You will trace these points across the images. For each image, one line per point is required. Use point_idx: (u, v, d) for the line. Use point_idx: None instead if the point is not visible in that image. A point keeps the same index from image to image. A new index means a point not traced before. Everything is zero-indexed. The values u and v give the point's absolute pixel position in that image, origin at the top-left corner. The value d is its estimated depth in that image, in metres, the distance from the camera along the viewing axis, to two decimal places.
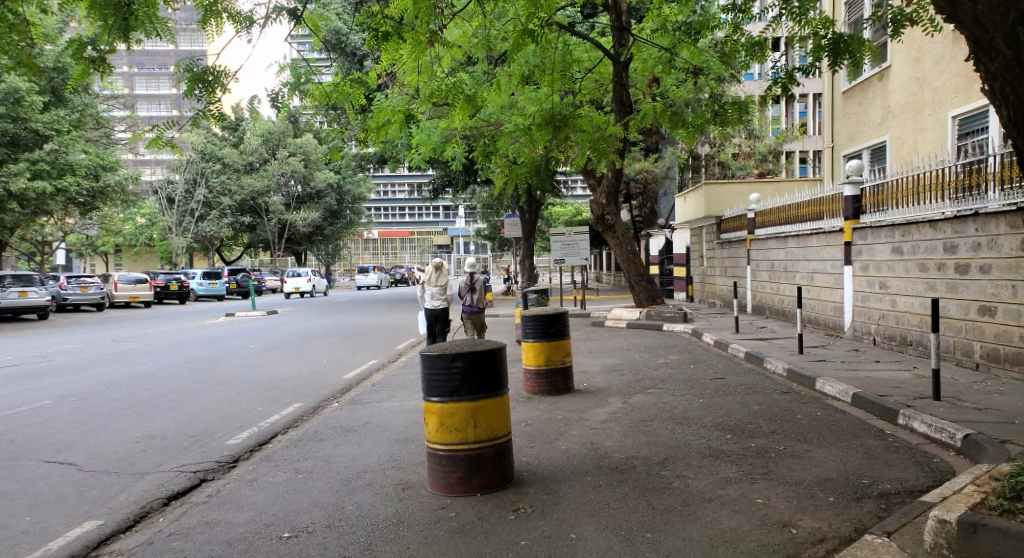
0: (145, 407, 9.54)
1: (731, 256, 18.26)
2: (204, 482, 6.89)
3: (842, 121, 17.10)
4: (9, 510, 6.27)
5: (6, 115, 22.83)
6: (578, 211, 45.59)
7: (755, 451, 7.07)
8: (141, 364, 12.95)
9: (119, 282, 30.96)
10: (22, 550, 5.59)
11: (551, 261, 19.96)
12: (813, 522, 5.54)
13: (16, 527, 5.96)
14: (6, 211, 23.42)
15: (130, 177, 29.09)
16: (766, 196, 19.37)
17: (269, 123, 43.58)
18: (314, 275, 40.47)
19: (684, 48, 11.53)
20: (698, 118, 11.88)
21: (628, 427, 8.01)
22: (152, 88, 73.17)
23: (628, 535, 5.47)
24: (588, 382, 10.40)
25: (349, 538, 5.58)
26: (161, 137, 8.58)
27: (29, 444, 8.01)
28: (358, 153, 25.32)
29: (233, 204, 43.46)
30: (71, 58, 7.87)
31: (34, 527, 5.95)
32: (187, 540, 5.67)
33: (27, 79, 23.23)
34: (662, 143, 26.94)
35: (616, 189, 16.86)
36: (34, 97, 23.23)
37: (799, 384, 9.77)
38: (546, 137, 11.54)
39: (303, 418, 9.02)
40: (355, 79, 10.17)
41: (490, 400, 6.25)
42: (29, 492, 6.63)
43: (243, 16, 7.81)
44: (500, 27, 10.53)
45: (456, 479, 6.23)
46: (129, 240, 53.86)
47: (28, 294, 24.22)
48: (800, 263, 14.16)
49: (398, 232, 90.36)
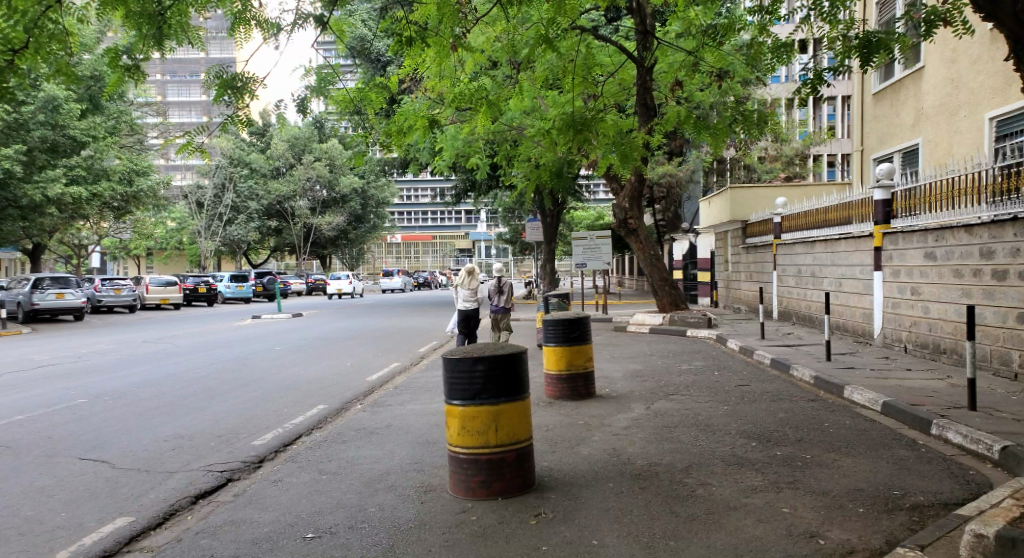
0: (175, 407, 9.59)
1: (757, 261, 18.05)
2: (231, 481, 6.87)
3: (872, 124, 16.85)
4: (45, 505, 6.29)
5: (45, 122, 22.69)
6: (600, 216, 45.39)
7: (782, 459, 6.93)
8: (170, 366, 13.02)
9: (149, 285, 31.34)
10: (56, 545, 5.58)
11: (573, 265, 19.85)
12: (842, 534, 5.41)
13: (51, 522, 5.97)
14: (45, 215, 23.45)
15: (162, 182, 29.42)
16: (792, 200, 19.13)
17: (296, 128, 43.78)
18: (353, 278, 42.24)
19: (708, 52, 11.33)
20: (723, 122, 11.71)
21: (651, 433, 7.90)
22: (184, 94, 74.20)
23: (651, 543, 5.36)
24: (611, 388, 10.28)
25: (372, 540, 5.52)
26: (191, 142, 8.51)
27: (62, 441, 8.05)
28: (383, 157, 25.27)
29: (259, 208, 44.04)
30: (107, 67, 7.87)
31: (68, 523, 5.95)
32: (214, 539, 5.63)
33: (65, 86, 23.07)
34: (687, 146, 26.75)
35: (638, 193, 16.72)
36: (73, 105, 22.92)
37: (827, 391, 9.59)
38: (570, 140, 11.46)
39: (326, 419, 8.99)
40: (380, 84, 10.14)
41: (512, 403, 6.17)
42: (65, 487, 6.66)
43: (269, 23, 7.68)
44: (524, 32, 10.42)
45: (477, 483, 6.15)
46: (160, 244, 54.58)
47: (65, 296, 24.51)
48: (828, 269, 13.95)
49: (421, 237, 90.65)
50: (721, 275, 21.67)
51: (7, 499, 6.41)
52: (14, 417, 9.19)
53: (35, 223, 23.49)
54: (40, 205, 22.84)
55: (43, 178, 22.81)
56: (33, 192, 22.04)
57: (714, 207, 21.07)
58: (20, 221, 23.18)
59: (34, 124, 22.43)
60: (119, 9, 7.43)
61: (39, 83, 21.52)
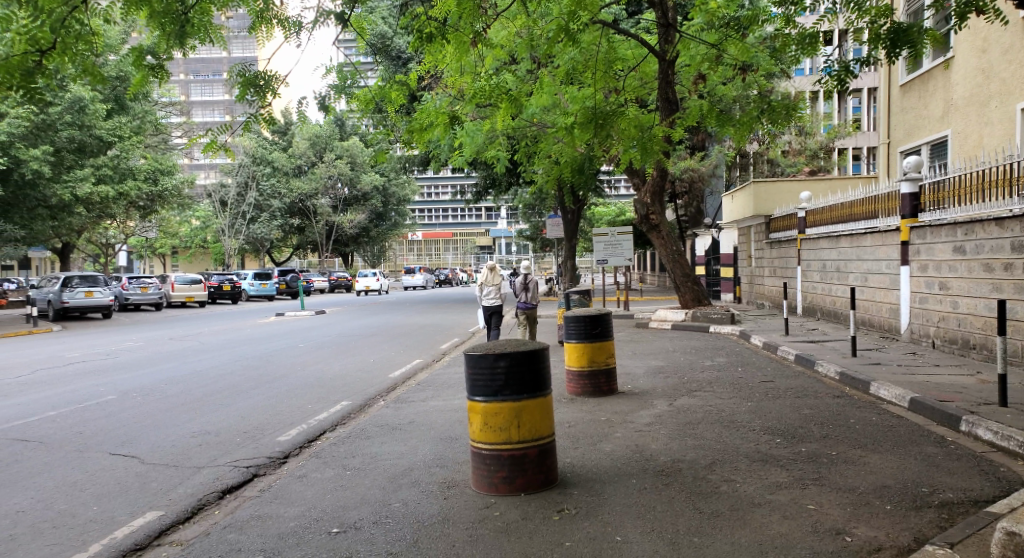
0: (202, 403, 9.69)
1: (781, 256, 17.90)
2: (257, 476, 6.93)
3: (900, 116, 16.65)
4: (77, 499, 6.38)
5: (72, 123, 22.71)
6: (621, 213, 45.31)
7: (806, 456, 6.87)
8: (195, 363, 13.14)
9: (175, 283, 31.66)
10: (90, 537, 5.66)
11: (594, 261, 19.81)
12: (869, 531, 5.35)
13: (84, 515, 6.05)
14: (71, 214, 23.89)
15: (187, 181, 29.71)
16: (817, 195, 18.94)
17: (317, 127, 44.01)
18: (376, 275, 42.47)
19: (731, 45, 11.22)
20: (746, 115, 11.60)
21: (674, 429, 7.87)
22: (207, 94, 74.88)
23: (675, 539, 5.34)
24: (633, 384, 10.25)
25: (396, 535, 5.54)
26: (215, 141, 8.55)
27: (93, 437, 8.16)
28: (403, 155, 25.32)
29: (282, 207, 44.37)
30: (132, 66, 7.93)
31: (101, 516, 6.03)
32: (241, 533, 5.68)
33: (90, 87, 23.16)
34: (710, 140, 26.59)
35: (660, 188, 16.62)
36: (98, 105, 23.06)
37: (853, 388, 9.50)
38: (590, 135, 11.41)
39: (350, 416, 9.04)
40: (401, 81, 10.13)
41: (535, 400, 6.16)
42: (97, 482, 6.75)
43: (291, 21, 7.72)
44: (544, 27, 10.40)
45: (500, 479, 6.16)
46: (185, 242, 55.14)
47: (93, 294, 24.81)
48: (853, 264, 13.81)
49: (442, 234, 90.82)
50: (744, 270, 21.51)
51: (41, 493, 6.51)
52: (46, 413, 9.33)
53: (63, 221, 24.02)
54: (69, 204, 23.35)
55: (72, 178, 23.07)
56: (62, 192, 22.27)
57: (737, 202, 20.92)
58: (50, 221, 23.65)
59: (61, 125, 22.42)
60: (143, 9, 7.50)
61: (65, 84, 21.57)
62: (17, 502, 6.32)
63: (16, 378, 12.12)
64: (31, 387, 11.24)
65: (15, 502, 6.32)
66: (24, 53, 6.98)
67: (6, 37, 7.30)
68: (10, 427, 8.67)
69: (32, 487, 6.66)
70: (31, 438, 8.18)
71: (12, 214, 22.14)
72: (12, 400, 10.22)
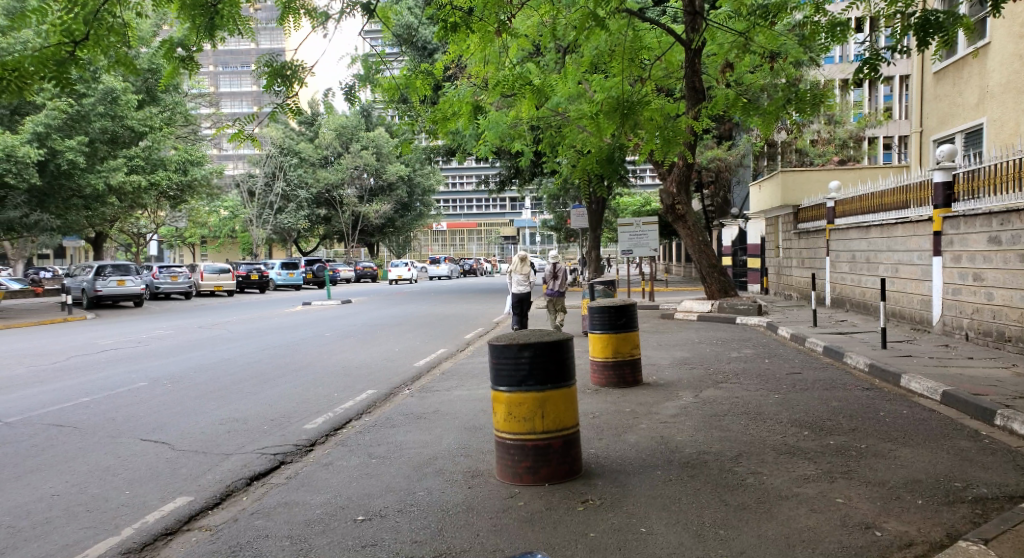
0: (230, 391, 9.77)
1: (809, 247, 17.67)
2: (284, 464, 6.97)
3: (933, 104, 16.36)
4: (110, 483, 6.46)
5: (105, 113, 22.91)
6: (646, 202, 45.08)
7: (834, 449, 6.78)
8: (223, 351, 13.24)
9: (205, 273, 31.99)
10: (122, 521, 5.73)
11: (618, 252, 19.70)
12: (900, 526, 5.26)
13: (117, 499, 6.13)
14: (104, 204, 24.11)
15: (215, 171, 29.95)
16: (846, 184, 18.67)
17: (343, 117, 44.17)
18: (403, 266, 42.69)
19: (760, 33, 11.05)
20: (773, 105, 11.41)
21: (700, 421, 7.79)
22: (235, 85, 75.33)
23: (700, 531, 5.29)
24: (658, 376, 10.17)
25: (421, 523, 5.54)
26: (241, 131, 8.55)
27: (126, 423, 8.26)
28: (427, 145, 25.30)
29: (309, 197, 44.59)
30: (163, 59, 7.97)
31: (133, 501, 6.10)
32: (268, 519, 5.72)
33: (122, 78, 23.36)
34: (737, 130, 26.31)
35: (686, 178, 16.45)
36: (130, 96, 23.28)
37: (883, 380, 9.36)
38: (615, 126, 11.30)
39: (375, 404, 9.08)
40: (425, 70, 10.07)
41: (559, 390, 6.13)
42: (129, 467, 6.84)
43: (317, 11, 7.73)
44: (569, 16, 10.29)
45: (524, 469, 6.14)
46: (214, 232, 55.81)
47: (126, 282, 25.11)
48: (884, 255, 13.61)
49: (466, 224, 91.05)
50: (772, 261, 21.26)
51: (74, 477, 6.60)
52: (80, 399, 9.46)
53: (96, 211, 24.26)
54: (102, 194, 23.55)
55: (105, 169, 23.34)
56: (96, 182, 22.52)
57: (764, 191, 20.69)
58: (84, 211, 24.00)
59: (95, 116, 22.61)
60: (175, 2, 7.54)
61: (98, 75, 21.79)
62: (51, 486, 6.41)
63: (51, 365, 12.32)
64: (66, 373, 11.42)
65: (49, 486, 6.41)
66: (59, 44, 7.05)
67: (42, 29, 7.36)
68: (46, 412, 8.81)
69: (66, 471, 6.75)
70: (65, 423, 8.30)
71: (48, 203, 22.32)
72: (47, 386, 10.39)
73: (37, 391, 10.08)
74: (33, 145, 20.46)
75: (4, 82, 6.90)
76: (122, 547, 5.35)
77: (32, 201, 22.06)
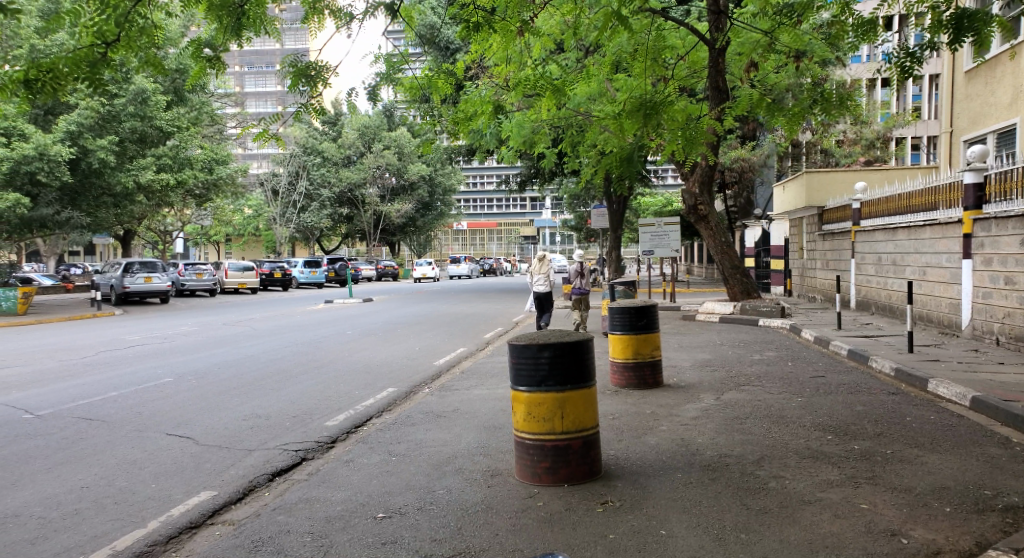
0: (253, 388, 9.80)
1: (834, 249, 17.46)
2: (305, 460, 6.97)
3: (964, 104, 16.16)
4: (137, 476, 6.50)
5: (136, 114, 23.21)
6: (668, 202, 44.89)
7: (859, 454, 6.66)
8: (245, 347, 13.29)
9: (229, 270, 32.23)
10: (147, 514, 5.75)
11: (639, 253, 19.58)
12: (927, 533, 5.16)
13: (143, 492, 6.16)
14: (133, 202, 24.32)
15: (240, 170, 30.13)
16: (872, 185, 18.46)
17: (366, 117, 44.39)
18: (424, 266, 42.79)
19: (784, 32, 10.90)
20: (798, 105, 11.23)
21: (721, 424, 7.70)
22: (260, 85, 76.00)
23: (722, 535, 5.21)
24: (679, 377, 10.08)
25: (440, 521, 5.51)
26: (266, 131, 8.55)
27: (153, 417, 8.32)
28: (449, 145, 25.36)
29: (332, 196, 44.83)
30: (190, 58, 8.00)
31: (159, 494, 6.12)
32: (290, 515, 5.71)
33: (152, 78, 23.62)
34: (761, 130, 26.08)
35: (709, 178, 16.31)
36: (159, 97, 23.51)
37: (909, 384, 9.22)
38: (638, 126, 11.17)
39: (395, 402, 9.06)
40: (447, 70, 10.00)
41: (578, 391, 6.07)
42: (155, 461, 6.87)
43: (342, 12, 7.70)
44: (592, 16, 10.20)
45: (543, 469, 6.10)
46: (238, 230, 56.31)
47: (152, 279, 25.32)
48: (911, 257, 13.43)
49: (486, 224, 91.18)
50: (796, 263, 21.03)
51: (102, 470, 6.64)
52: (108, 393, 9.53)
53: (126, 210, 24.50)
54: (131, 193, 23.73)
55: (134, 167, 23.60)
56: (126, 181, 22.76)
57: (789, 192, 20.50)
58: (114, 209, 24.21)
59: (125, 116, 23.00)
60: (202, 2, 7.55)
61: (129, 76, 22.07)
62: (80, 478, 6.45)
63: (80, 359, 12.46)
64: (94, 368, 11.53)
65: (78, 478, 6.45)
66: (91, 45, 7.06)
67: (75, 31, 7.41)
68: (75, 405, 8.88)
69: (94, 464, 6.80)
70: (94, 417, 8.36)
71: (79, 201, 22.67)
72: (76, 380, 10.49)
73: (66, 384, 10.17)
74: (65, 144, 20.76)
75: (39, 82, 7.00)
76: (148, 539, 5.37)
77: (63, 199, 22.39)
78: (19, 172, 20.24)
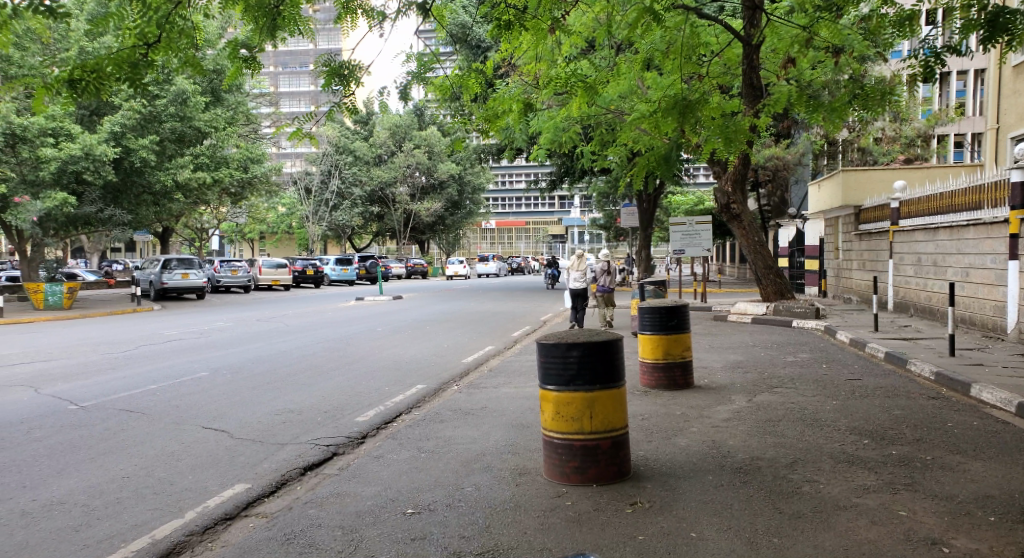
0: (287, 383, 9.82)
1: (871, 249, 17.11)
2: (336, 455, 6.93)
3: (1011, 100, 15.80)
4: (174, 468, 6.50)
5: (175, 114, 23.40)
6: (699, 201, 44.46)
7: (897, 459, 6.48)
8: (277, 343, 13.32)
9: (262, 267, 32.51)
10: (183, 505, 5.74)
11: (670, 252, 19.39)
12: (969, 543, 4.98)
13: (180, 483, 6.16)
14: (172, 200, 24.46)
15: (274, 169, 30.37)
16: (912, 183, 18.08)
17: (398, 117, 44.64)
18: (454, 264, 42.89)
19: (823, 27, 10.65)
20: (837, 101, 10.95)
21: (753, 426, 7.54)
22: (295, 85, 76.84)
23: (753, 539, 5.07)
24: (711, 378, 9.91)
25: (469, 519, 5.43)
26: (300, 130, 8.52)
27: (189, 410, 8.33)
28: (481, 145, 25.37)
29: (363, 195, 45.03)
30: (226, 58, 7.98)
31: (195, 486, 6.11)
32: (322, 509, 5.67)
33: (191, 79, 23.78)
34: (797, 128, 25.71)
35: (743, 177, 16.08)
36: (199, 98, 23.64)
37: (951, 389, 8.97)
38: (672, 125, 11.00)
39: (424, 399, 9.01)
40: (478, 69, 9.88)
41: (607, 390, 5.96)
42: (191, 453, 6.88)
43: (375, 11, 7.65)
44: (624, 14, 10.06)
45: (572, 469, 6.00)
46: (271, 227, 56.87)
47: (189, 276, 25.65)
48: (952, 258, 13.13)
49: (516, 222, 91.22)
50: (832, 264, 20.67)
51: (142, 461, 6.66)
52: (147, 386, 9.60)
53: (164, 208, 24.73)
54: (167, 192, 23.86)
55: (173, 167, 23.44)
56: (165, 179, 22.98)
57: (824, 191, 20.15)
58: (154, 206, 24.41)
59: (166, 116, 23.20)
60: (239, 3, 7.55)
61: (169, 77, 22.28)
62: (121, 467, 6.48)
63: (121, 352, 12.59)
64: (133, 361, 11.65)
65: (119, 468, 6.47)
66: (133, 47, 7.02)
67: (118, 33, 7.42)
68: (116, 398, 8.95)
69: (134, 454, 6.83)
70: (134, 409, 8.42)
71: (121, 199, 23.11)
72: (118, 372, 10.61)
73: (109, 376, 10.28)
74: (110, 144, 21.17)
75: (83, 83, 6.98)
76: (185, 529, 5.35)
77: (106, 197, 22.83)
78: (65, 172, 20.63)
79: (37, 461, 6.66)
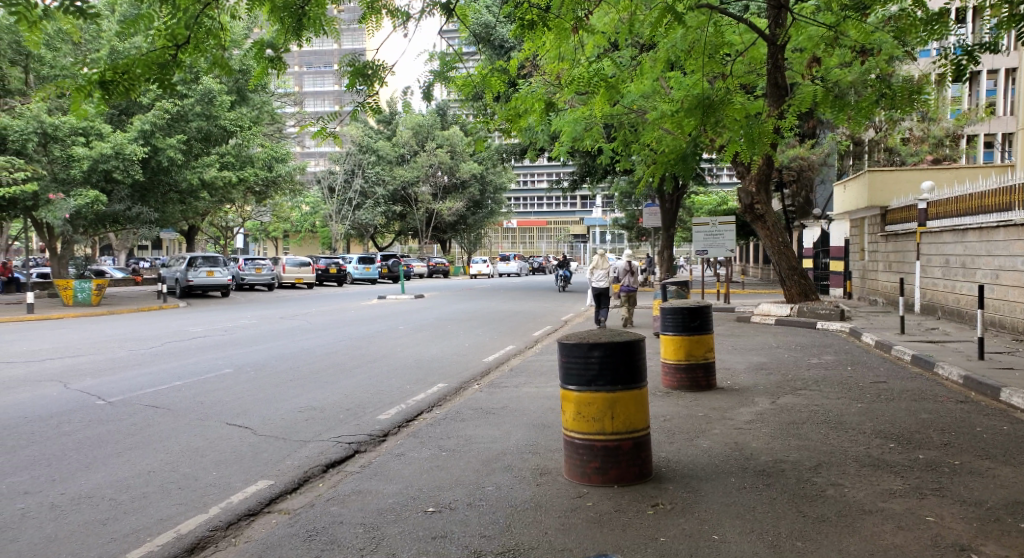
0: (310, 380, 9.87)
1: (898, 250, 16.90)
2: (358, 453, 6.96)
3: None
4: (199, 463, 6.56)
5: (202, 113, 23.63)
6: (723, 201, 44.15)
7: (924, 464, 6.38)
8: (299, 341, 13.39)
9: (286, 265, 32.70)
10: (207, 500, 5.78)
11: (694, 252, 19.27)
12: (998, 550, 4.90)
13: (204, 479, 6.20)
14: (199, 198, 24.63)
15: (298, 168, 30.57)
16: (940, 184, 17.84)
17: (421, 116, 44.83)
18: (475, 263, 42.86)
19: (851, 26, 10.52)
20: (864, 100, 10.81)
21: (777, 429, 7.47)
22: (319, 85, 77.38)
23: (776, 543, 5.02)
24: (734, 380, 9.83)
25: (489, 518, 5.42)
26: (324, 129, 8.53)
27: (213, 407, 8.40)
28: (503, 144, 25.37)
29: (386, 194, 45.09)
30: (252, 59, 8.04)
31: (219, 482, 6.15)
32: (344, 507, 5.68)
33: (217, 78, 23.99)
34: (823, 126, 25.43)
35: (766, 176, 15.95)
36: (225, 97, 23.85)
37: (980, 393, 8.83)
38: (696, 124, 10.93)
39: (445, 397, 9.02)
40: (501, 68, 9.85)
41: (629, 391, 5.92)
42: (216, 449, 6.93)
43: (399, 11, 7.68)
44: (647, 14, 10.02)
45: (592, 470, 5.97)
46: (295, 225, 57.27)
47: (214, 273, 25.85)
48: (982, 259, 12.92)
49: (537, 222, 91.16)
50: (857, 265, 20.44)
51: (168, 456, 6.72)
52: (173, 382, 9.68)
53: (190, 205, 24.96)
54: (194, 190, 24.05)
55: (200, 165, 23.69)
56: (191, 177, 23.18)
57: (851, 190, 19.91)
58: (180, 205, 24.65)
59: (192, 116, 23.43)
60: (266, 4, 7.57)
61: (196, 77, 22.53)
62: (147, 462, 6.54)
63: (148, 349, 12.72)
64: (160, 357, 11.76)
65: (146, 463, 6.54)
66: (163, 48, 7.11)
67: (149, 35, 7.49)
68: (143, 393, 9.04)
69: (160, 449, 6.89)
70: (161, 404, 8.50)
71: (149, 198, 23.37)
72: (145, 368, 10.73)
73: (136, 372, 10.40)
74: (139, 143, 21.40)
75: (115, 84, 7.04)
76: (210, 524, 5.39)
77: (134, 195, 23.07)
78: (95, 170, 20.86)
79: (66, 455, 6.74)
